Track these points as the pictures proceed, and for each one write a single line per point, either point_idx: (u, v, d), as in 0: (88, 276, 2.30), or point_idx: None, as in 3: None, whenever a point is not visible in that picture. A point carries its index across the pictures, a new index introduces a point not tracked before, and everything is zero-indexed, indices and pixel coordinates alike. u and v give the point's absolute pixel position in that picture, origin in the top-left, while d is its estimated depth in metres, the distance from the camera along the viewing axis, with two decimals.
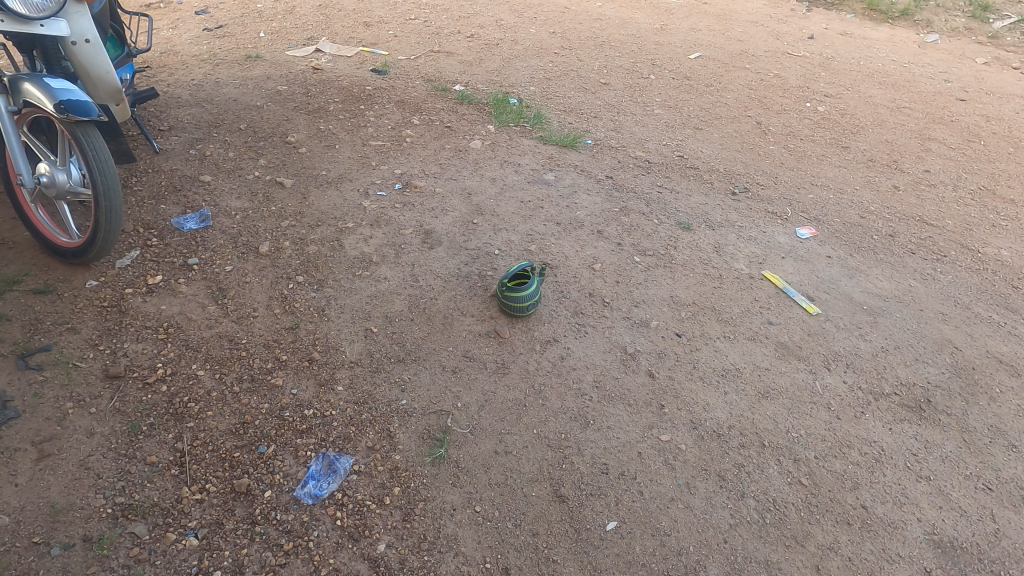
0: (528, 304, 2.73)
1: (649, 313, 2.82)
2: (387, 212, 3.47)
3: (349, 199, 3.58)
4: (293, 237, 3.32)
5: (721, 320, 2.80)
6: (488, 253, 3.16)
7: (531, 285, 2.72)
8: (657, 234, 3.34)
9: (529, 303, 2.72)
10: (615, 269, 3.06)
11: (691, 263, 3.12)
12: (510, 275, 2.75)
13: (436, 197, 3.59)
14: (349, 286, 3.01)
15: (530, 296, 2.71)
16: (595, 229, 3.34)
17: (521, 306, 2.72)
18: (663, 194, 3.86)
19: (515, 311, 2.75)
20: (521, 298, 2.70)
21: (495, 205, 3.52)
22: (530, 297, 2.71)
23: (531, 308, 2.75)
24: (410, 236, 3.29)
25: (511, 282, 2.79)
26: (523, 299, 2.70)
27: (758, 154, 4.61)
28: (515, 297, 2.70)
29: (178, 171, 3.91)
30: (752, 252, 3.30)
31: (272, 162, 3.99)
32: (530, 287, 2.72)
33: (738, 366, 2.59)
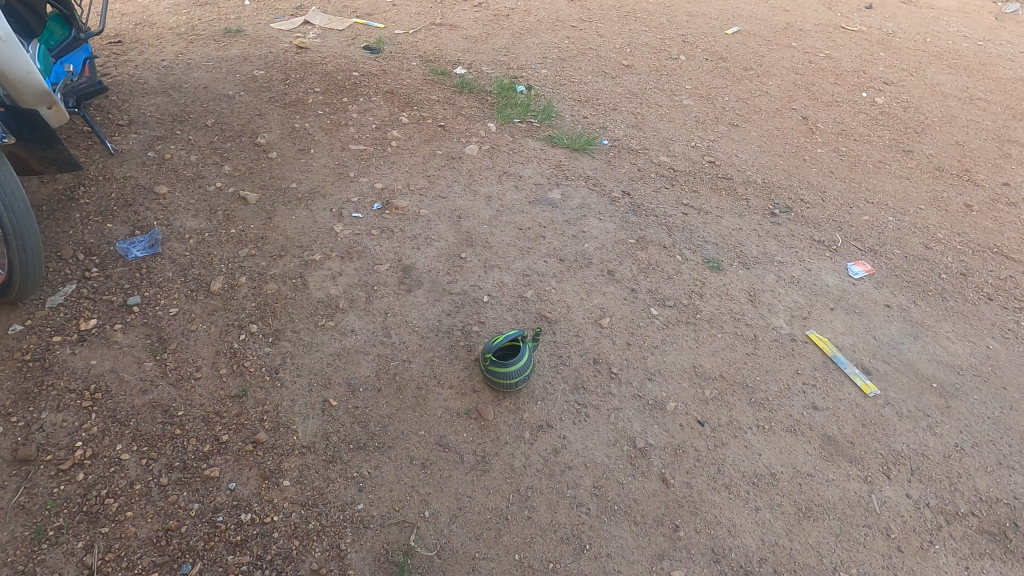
0: (517, 378, 2.23)
1: (665, 389, 2.31)
2: (362, 240, 2.96)
3: (319, 222, 3.08)
4: (251, 272, 2.86)
5: (754, 402, 2.28)
6: (475, 300, 2.65)
7: (521, 353, 2.23)
8: (680, 276, 2.78)
9: (518, 377, 2.22)
10: (626, 326, 2.54)
11: (719, 319, 2.59)
12: (494, 349, 2.24)
13: (420, 220, 3.06)
14: (309, 340, 2.55)
15: (520, 367, 2.21)
16: (606, 268, 2.80)
17: (508, 379, 2.22)
18: (690, 216, 3.28)
19: (503, 390, 2.28)
20: (508, 370, 2.20)
21: (489, 233, 2.99)
22: (520, 369, 2.21)
23: (520, 382, 2.26)
24: (385, 273, 2.79)
25: (495, 354, 2.29)
26: (510, 371, 2.20)
27: (804, 160, 3.94)
28: (501, 368, 2.21)
29: (132, 179, 3.42)
30: (794, 301, 2.73)
31: (238, 169, 3.48)
32: (521, 356, 2.23)
33: (774, 470, 2.08)
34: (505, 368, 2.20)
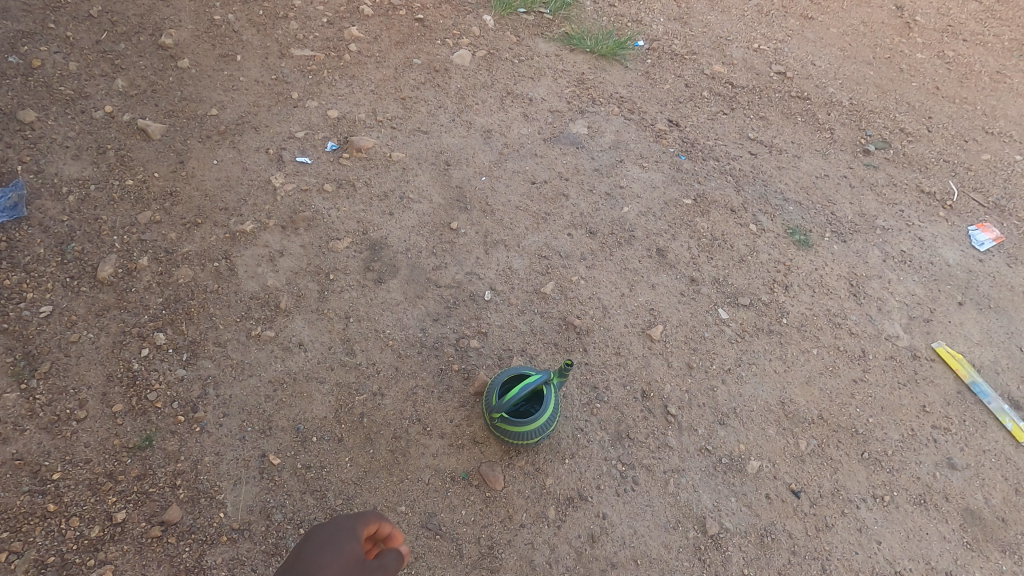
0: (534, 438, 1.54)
1: (743, 440, 1.65)
2: (312, 200, 2.10)
3: (250, 171, 2.19)
4: (156, 249, 2.02)
5: (868, 459, 1.63)
6: (472, 297, 1.89)
7: (548, 400, 1.54)
8: (755, 257, 2.01)
9: (536, 437, 1.54)
10: (685, 339, 1.81)
11: (813, 325, 1.86)
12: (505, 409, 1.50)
13: (392, 169, 2.18)
14: (239, 359, 1.80)
15: (544, 422, 1.53)
16: (653, 246, 2.01)
17: (522, 437, 1.53)
18: (760, 158, 2.41)
19: (514, 446, 1.62)
20: (523, 427, 1.52)
21: (488, 190, 2.14)
22: (542, 426, 1.53)
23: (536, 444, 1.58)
24: (345, 254, 1.98)
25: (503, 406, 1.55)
26: (527, 428, 1.52)
27: (901, 70, 2.97)
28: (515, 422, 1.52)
29: None
30: (911, 292, 1.99)
31: (135, 84, 2.47)
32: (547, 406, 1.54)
33: (901, 568, 1.48)
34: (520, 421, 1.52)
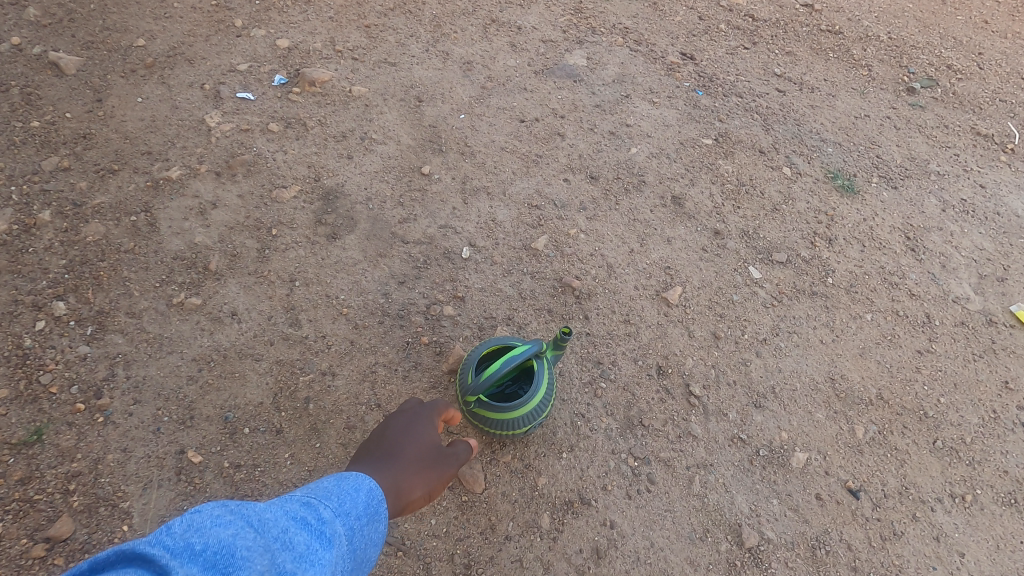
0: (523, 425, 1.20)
1: (785, 427, 1.31)
2: (254, 142, 1.73)
3: (182, 110, 1.82)
4: (62, 200, 1.64)
5: (941, 449, 1.30)
6: (447, 255, 1.54)
7: (539, 375, 1.20)
8: (791, 205, 1.66)
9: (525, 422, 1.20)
10: (710, 303, 1.47)
11: (865, 285, 1.52)
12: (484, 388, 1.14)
13: (353, 106, 1.82)
14: (157, 333, 1.45)
15: (536, 402, 1.19)
16: (668, 193, 1.66)
17: (507, 423, 1.19)
18: (789, 95, 2.05)
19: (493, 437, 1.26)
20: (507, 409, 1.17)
21: (468, 129, 1.78)
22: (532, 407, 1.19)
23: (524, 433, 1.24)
24: (293, 205, 1.62)
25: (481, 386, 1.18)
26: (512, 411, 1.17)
27: (943, 3, 2.60)
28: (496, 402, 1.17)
29: None
30: (978, 246, 1.65)
31: (50, 14, 2.07)
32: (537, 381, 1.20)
33: None
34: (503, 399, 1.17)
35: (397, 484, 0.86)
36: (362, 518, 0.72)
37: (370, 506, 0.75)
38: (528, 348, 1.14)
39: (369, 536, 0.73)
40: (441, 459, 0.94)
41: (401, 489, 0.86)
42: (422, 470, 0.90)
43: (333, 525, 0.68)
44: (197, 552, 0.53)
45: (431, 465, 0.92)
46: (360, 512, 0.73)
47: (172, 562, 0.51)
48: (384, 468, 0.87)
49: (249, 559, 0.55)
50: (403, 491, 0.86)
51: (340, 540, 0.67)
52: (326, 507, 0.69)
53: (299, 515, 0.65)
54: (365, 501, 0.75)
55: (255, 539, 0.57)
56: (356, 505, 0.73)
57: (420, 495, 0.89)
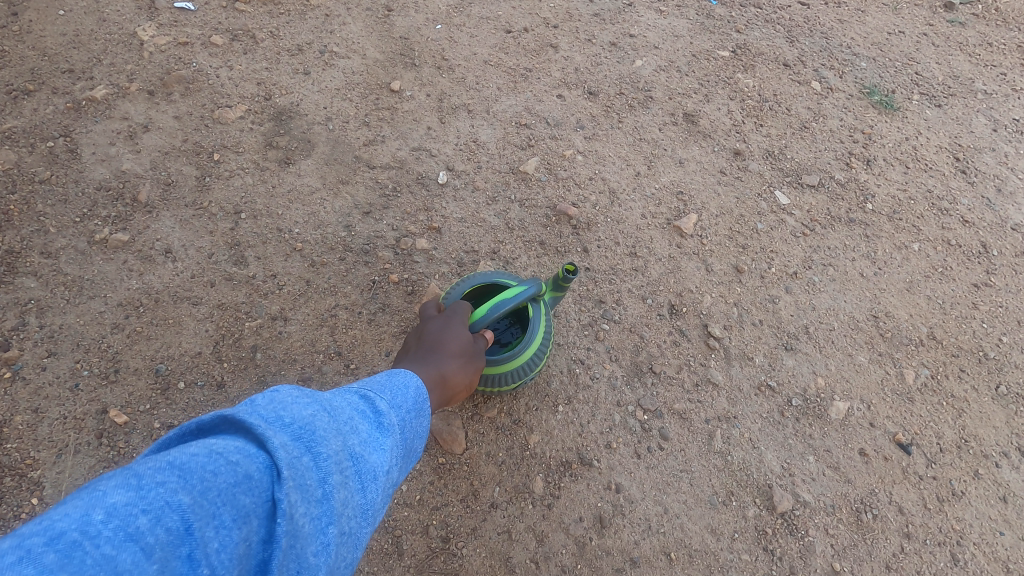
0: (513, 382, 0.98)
1: (822, 372, 1.11)
2: (194, 57, 1.48)
3: (110, 22, 1.56)
4: None
5: (1005, 396, 1.10)
6: (421, 181, 1.31)
7: (534, 321, 0.97)
8: (821, 123, 1.43)
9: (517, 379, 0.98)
10: (730, 233, 1.25)
11: (909, 211, 1.30)
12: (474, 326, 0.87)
13: (311, 16, 1.56)
14: (76, 274, 1.22)
15: (531, 356, 0.96)
16: (678, 110, 1.42)
17: (496, 382, 0.96)
18: (814, 8, 1.80)
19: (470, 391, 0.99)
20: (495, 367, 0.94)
21: (446, 41, 1.53)
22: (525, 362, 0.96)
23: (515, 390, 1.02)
24: (239, 126, 1.38)
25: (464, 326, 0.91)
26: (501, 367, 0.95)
27: None
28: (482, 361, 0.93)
29: None
30: None
31: None
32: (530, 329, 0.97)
33: None
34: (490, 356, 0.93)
35: (442, 372, 0.75)
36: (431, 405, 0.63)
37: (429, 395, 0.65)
38: (520, 293, 0.90)
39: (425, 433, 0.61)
40: (478, 352, 0.83)
41: (446, 377, 0.76)
42: (465, 360, 0.80)
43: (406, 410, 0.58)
44: (287, 424, 0.45)
45: (471, 359, 0.81)
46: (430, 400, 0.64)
47: (265, 433, 0.43)
48: (425, 358, 0.76)
49: (332, 436, 0.46)
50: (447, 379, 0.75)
51: (413, 429, 0.58)
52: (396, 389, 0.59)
53: (368, 397, 0.56)
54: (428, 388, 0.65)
55: (332, 418, 0.48)
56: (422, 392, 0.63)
57: (462, 387, 0.79)
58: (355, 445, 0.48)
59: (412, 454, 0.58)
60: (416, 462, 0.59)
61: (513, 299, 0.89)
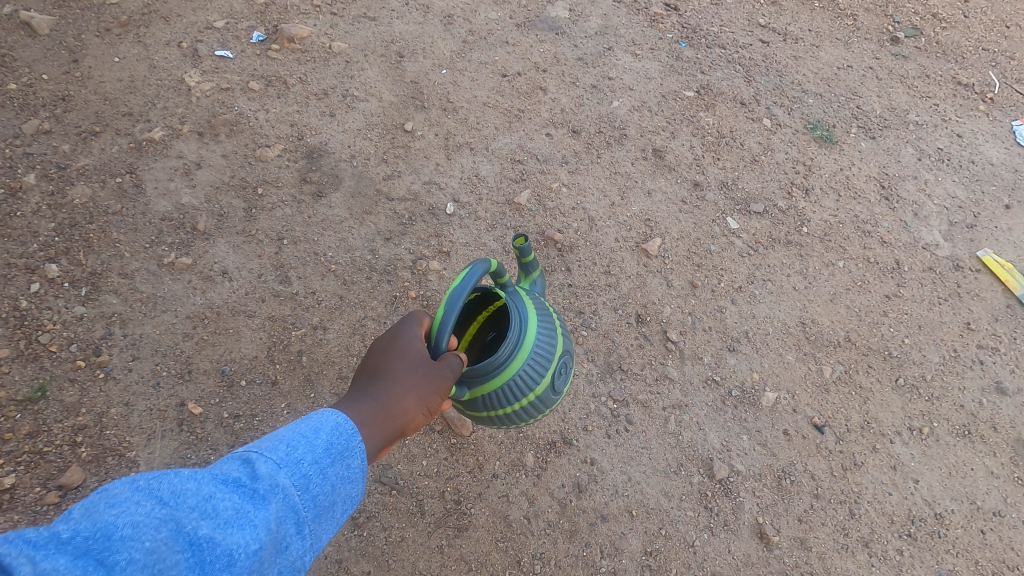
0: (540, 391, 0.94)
1: (757, 368, 1.38)
2: (235, 101, 1.73)
3: (159, 69, 1.80)
4: (45, 163, 1.65)
5: (902, 386, 1.38)
6: (432, 211, 1.57)
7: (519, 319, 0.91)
8: (769, 156, 1.69)
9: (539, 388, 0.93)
10: (688, 253, 1.52)
11: (838, 233, 1.57)
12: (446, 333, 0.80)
13: (334, 62, 1.80)
14: (150, 292, 1.49)
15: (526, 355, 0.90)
16: (649, 146, 1.68)
17: (504, 398, 0.90)
18: (773, 46, 2.05)
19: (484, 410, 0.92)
20: (497, 386, 0.89)
21: (450, 84, 1.77)
22: (532, 364, 0.91)
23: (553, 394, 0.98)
24: (277, 163, 1.63)
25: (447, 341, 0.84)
26: (506, 383, 0.90)
27: None
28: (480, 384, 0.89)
29: None
30: (951, 194, 1.69)
31: None
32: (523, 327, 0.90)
33: (942, 511, 1.25)
34: (483, 376, 0.88)
35: (387, 403, 0.73)
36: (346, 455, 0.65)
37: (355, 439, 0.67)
38: (468, 281, 0.82)
39: (326, 487, 0.61)
40: (441, 372, 0.77)
41: (393, 408, 0.73)
42: (417, 385, 0.75)
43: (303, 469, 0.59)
44: (80, 536, 0.43)
45: (429, 385, 0.76)
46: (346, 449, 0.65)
47: (26, 558, 0.40)
48: (373, 387, 0.74)
49: (139, 538, 0.45)
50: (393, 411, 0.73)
51: (311, 484, 0.60)
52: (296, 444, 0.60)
53: (241, 465, 0.56)
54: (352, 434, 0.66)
55: (160, 511, 0.48)
56: (340, 442, 0.65)
57: (418, 413, 0.76)
58: (195, 532, 0.49)
59: (315, 515, 0.60)
60: (318, 517, 0.60)
61: (450, 297, 0.80)
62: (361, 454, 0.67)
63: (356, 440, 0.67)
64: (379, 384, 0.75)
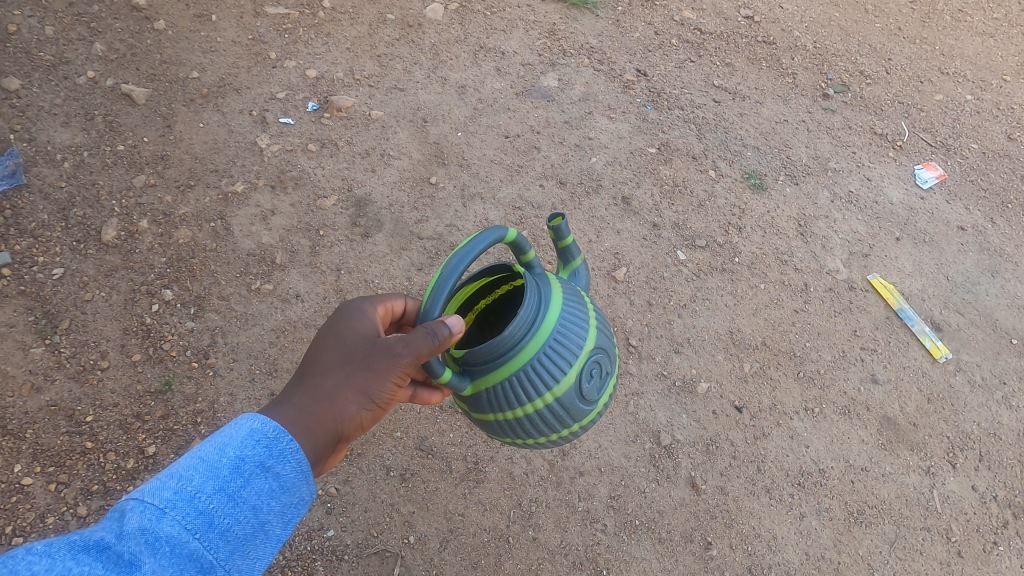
0: (559, 381, 1.05)
1: (695, 365, 1.87)
2: (297, 160, 2.23)
3: (236, 133, 2.30)
4: (154, 211, 2.14)
5: (803, 378, 1.87)
6: (453, 247, 2.06)
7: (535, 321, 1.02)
8: (712, 202, 2.18)
9: (556, 373, 1.04)
10: (647, 279, 2.01)
11: (762, 262, 2.06)
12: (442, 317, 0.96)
13: (372, 126, 2.30)
14: (242, 310, 1.98)
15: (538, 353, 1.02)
16: (619, 194, 2.17)
17: (523, 394, 1.03)
18: (723, 105, 2.53)
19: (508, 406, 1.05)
20: (510, 367, 1.02)
21: (464, 144, 2.27)
22: (547, 344, 1.02)
23: (577, 383, 1.07)
24: (333, 210, 2.13)
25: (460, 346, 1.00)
26: (519, 364, 1.02)
27: (866, 11, 3.06)
28: (493, 367, 1.02)
29: None
30: (853, 230, 2.18)
31: (114, 48, 2.50)
32: (533, 308, 1.03)
33: (822, 467, 1.75)
34: (494, 357, 1.01)
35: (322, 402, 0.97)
36: (256, 472, 0.82)
37: (278, 448, 0.86)
38: (451, 270, 0.95)
39: (220, 505, 0.77)
40: (370, 371, 0.98)
41: (329, 405, 0.97)
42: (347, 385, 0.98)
43: (201, 503, 0.75)
44: None
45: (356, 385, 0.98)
46: (255, 468, 0.82)
47: None
48: (311, 388, 0.98)
49: None
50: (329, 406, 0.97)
51: (214, 517, 0.75)
52: (197, 479, 0.77)
53: (120, 518, 0.70)
54: (267, 448, 0.85)
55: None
56: (253, 455, 0.83)
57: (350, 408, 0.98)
58: None
59: (223, 533, 0.76)
60: (226, 532, 0.76)
61: (443, 274, 0.95)
62: (277, 461, 0.85)
63: (278, 445, 0.86)
64: (323, 377, 0.98)
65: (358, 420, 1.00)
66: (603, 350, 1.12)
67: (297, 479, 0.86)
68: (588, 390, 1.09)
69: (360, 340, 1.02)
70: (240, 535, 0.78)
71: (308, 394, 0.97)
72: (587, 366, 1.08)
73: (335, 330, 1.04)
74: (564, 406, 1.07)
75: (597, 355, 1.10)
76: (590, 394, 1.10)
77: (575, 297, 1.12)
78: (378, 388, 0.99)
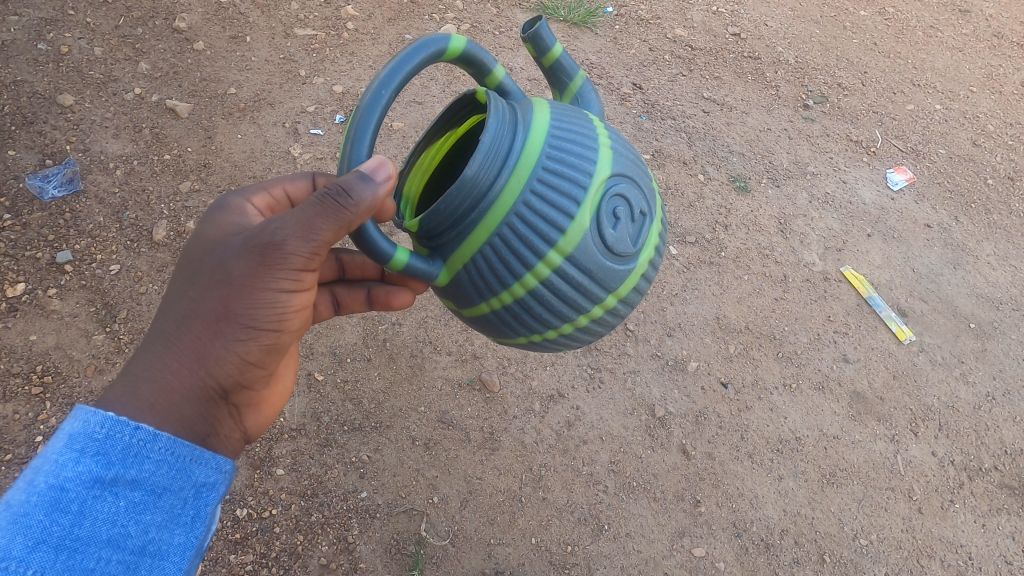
0: (563, 232, 1.02)
1: (685, 347, 2.11)
2: (328, 167, 2.48)
3: (271, 143, 2.55)
4: (200, 213, 2.38)
5: (782, 357, 2.10)
6: None
7: (501, 170, 1.00)
8: (701, 202, 2.42)
9: (557, 215, 1.02)
10: None
11: (745, 256, 2.30)
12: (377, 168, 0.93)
13: (393, 135, 2.54)
14: None
15: (516, 201, 1.00)
16: None
17: (518, 254, 1.02)
18: (711, 115, 2.77)
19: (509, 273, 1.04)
20: (490, 219, 1.00)
21: None
22: (529, 190, 1.00)
23: (591, 225, 1.04)
24: None
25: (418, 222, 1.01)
26: (501, 214, 1.00)
27: (844, 27, 3.32)
28: (472, 224, 1.01)
29: (37, 95, 2.54)
30: (828, 227, 2.43)
31: (157, 67, 2.75)
32: (506, 139, 1.01)
33: (799, 435, 1.97)
34: (466, 213, 1.00)
35: (182, 349, 0.98)
36: (90, 499, 0.84)
37: (115, 454, 0.87)
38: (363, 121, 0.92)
39: (44, 557, 0.79)
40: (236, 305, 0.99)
41: (192, 351, 0.99)
42: (208, 322, 0.99)
43: (20, 568, 0.77)
44: None
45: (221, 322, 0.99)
46: (86, 497, 0.83)
47: None
48: (165, 340, 0.98)
49: None
50: (191, 347, 0.99)
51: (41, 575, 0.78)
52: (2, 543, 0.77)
53: None
54: (97, 460, 0.85)
55: None
56: (77, 486, 0.83)
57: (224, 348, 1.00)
58: None
59: None
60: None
61: (362, 108, 0.92)
62: (113, 476, 0.86)
63: (111, 453, 0.87)
64: (176, 327, 0.99)
65: (239, 351, 1.02)
66: (619, 181, 1.09)
67: (159, 478, 0.90)
68: (610, 232, 1.06)
69: (207, 260, 1.00)
70: (107, 565, 0.83)
71: (157, 352, 0.97)
72: (599, 202, 1.05)
73: (188, 259, 1.03)
74: (580, 255, 1.04)
75: (609, 190, 1.07)
76: (613, 237, 1.07)
77: (573, 126, 1.09)
78: (246, 307, 0.99)
